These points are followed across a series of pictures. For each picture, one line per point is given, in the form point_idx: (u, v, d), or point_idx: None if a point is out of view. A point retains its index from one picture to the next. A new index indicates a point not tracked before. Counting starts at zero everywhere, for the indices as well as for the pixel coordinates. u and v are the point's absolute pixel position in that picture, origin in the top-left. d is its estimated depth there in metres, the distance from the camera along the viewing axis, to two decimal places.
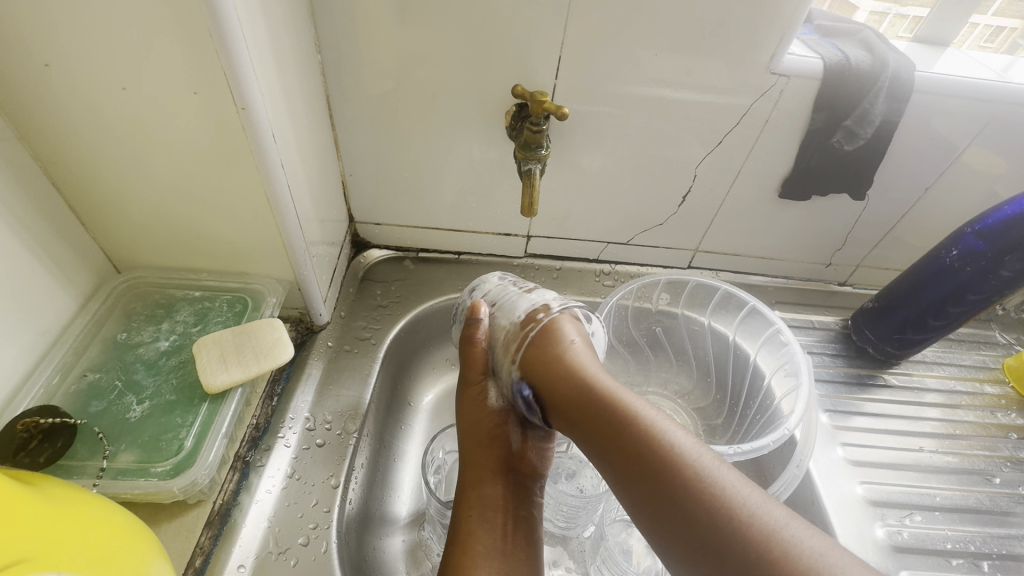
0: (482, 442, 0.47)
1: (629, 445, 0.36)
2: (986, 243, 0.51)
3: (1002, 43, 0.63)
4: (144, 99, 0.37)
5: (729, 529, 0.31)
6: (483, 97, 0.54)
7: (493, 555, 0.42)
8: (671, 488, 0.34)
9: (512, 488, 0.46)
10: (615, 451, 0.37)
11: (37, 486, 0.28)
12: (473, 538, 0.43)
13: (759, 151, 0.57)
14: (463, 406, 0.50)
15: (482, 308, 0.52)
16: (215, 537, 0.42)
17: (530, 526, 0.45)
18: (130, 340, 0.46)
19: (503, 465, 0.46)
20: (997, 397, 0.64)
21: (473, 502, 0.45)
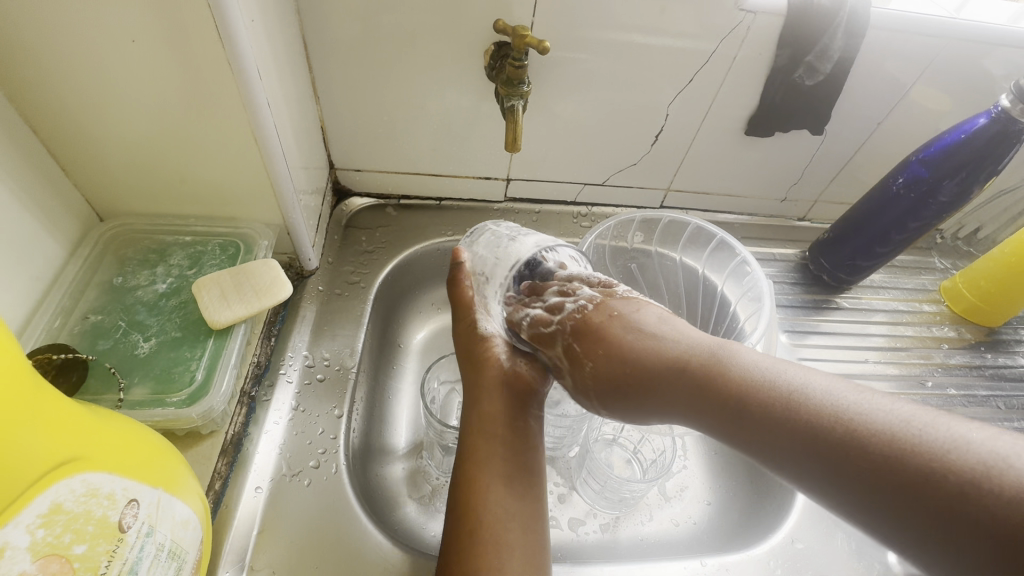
0: (478, 364, 0.51)
1: (716, 379, 0.38)
2: (928, 169, 0.56)
3: None
4: (121, 32, 0.37)
5: (823, 424, 0.33)
6: (461, 37, 0.54)
7: (495, 461, 0.45)
8: (784, 416, 0.34)
9: (512, 405, 0.48)
10: (718, 393, 0.38)
11: (87, 405, 0.30)
12: (478, 446, 0.46)
13: (726, 90, 0.60)
14: (460, 338, 0.55)
15: (462, 253, 0.56)
16: (230, 464, 0.45)
17: (528, 433, 0.47)
18: (127, 284, 0.47)
19: (501, 383, 0.49)
20: (933, 314, 0.71)
21: (475, 419, 0.48)
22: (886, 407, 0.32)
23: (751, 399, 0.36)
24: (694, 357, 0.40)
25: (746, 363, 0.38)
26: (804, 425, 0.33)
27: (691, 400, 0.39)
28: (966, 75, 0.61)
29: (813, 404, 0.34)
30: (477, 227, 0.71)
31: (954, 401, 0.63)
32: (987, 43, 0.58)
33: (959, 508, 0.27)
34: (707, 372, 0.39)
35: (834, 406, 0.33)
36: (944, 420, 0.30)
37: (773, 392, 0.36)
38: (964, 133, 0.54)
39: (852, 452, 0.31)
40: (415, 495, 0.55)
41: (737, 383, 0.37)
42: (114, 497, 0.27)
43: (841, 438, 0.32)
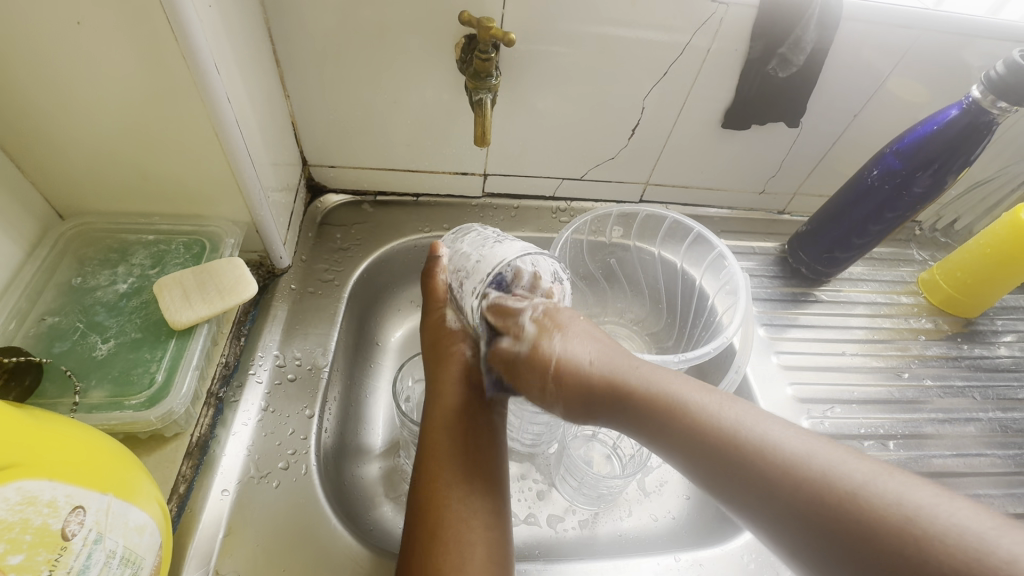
0: (443, 358, 0.51)
1: (672, 414, 0.37)
2: (901, 161, 0.56)
3: None
4: (69, 25, 0.35)
5: (780, 475, 0.32)
6: (430, 30, 0.53)
7: (455, 458, 0.44)
8: (739, 459, 0.33)
9: (473, 401, 0.48)
10: (669, 427, 0.37)
11: (27, 410, 0.30)
12: (436, 443, 0.45)
13: (701, 82, 0.60)
14: (428, 327, 0.55)
15: (441, 246, 0.56)
16: (196, 467, 0.44)
17: (490, 432, 0.47)
18: (87, 285, 0.46)
19: (464, 378, 0.49)
20: (911, 306, 0.71)
21: (436, 416, 0.47)
22: (828, 457, 0.32)
23: (700, 432, 0.35)
24: (641, 387, 0.39)
25: (678, 393, 0.37)
26: (756, 471, 0.32)
27: (642, 433, 0.38)
28: (940, 66, 0.60)
29: (760, 447, 0.33)
30: (454, 223, 0.70)
31: (930, 392, 0.63)
32: (962, 34, 0.57)
33: (893, 568, 0.27)
34: (653, 401, 0.38)
35: (794, 457, 0.32)
36: (878, 472, 0.30)
37: (723, 433, 0.34)
38: (938, 124, 0.54)
39: (794, 499, 0.31)
40: (391, 495, 0.54)
41: (689, 419, 0.36)
42: (56, 504, 0.26)
43: (786, 486, 0.31)
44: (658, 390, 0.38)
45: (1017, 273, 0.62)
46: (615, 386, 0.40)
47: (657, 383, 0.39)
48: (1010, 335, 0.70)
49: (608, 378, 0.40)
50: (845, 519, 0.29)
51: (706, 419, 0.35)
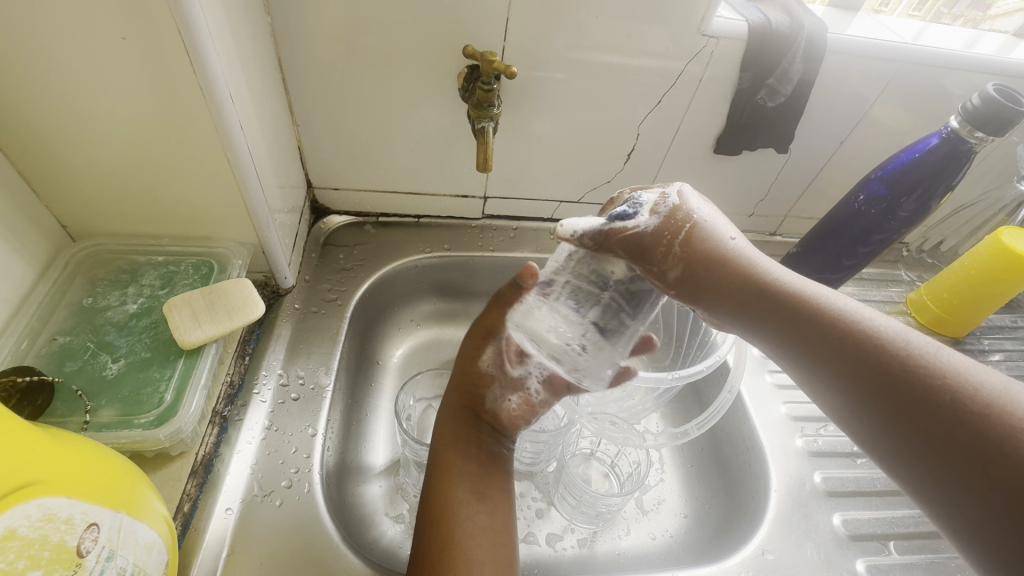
0: (462, 391, 0.51)
1: (780, 306, 0.40)
2: (886, 187, 0.59)
3: (928, 12, 0.70)
4: (95, 58, 0.38)
5: (878, 353, 0.34)
6: (434, 60, 0.56)
7: (467, 484, 0.45)
8: (839, 338, 0.36)
9: (482, 439, 0.49)
10: (772, 312, 0.40)
11: (49, 428, 0.31)
12: (450, 468, 0.46)
13: (694, 110, 0.62)
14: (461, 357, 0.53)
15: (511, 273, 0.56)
16: (200, 486, 0.44)
17: (500, 463, 0.48)
18: (97, 305, 0.47)
19: (474, 413, 0.50)
20: (900, 325, 0.73)
21: (448, 439, 0.48)
22: (948, 354, 0.33)
23: (818, 325, 0.38)
24: (784, 288, 0.40)
25: (827, 302, 0.38)
26: (852, 349, 0.35)
27: (744, 315, 0.42)
28: (923, 96, 0.63)
29: (879, 338, 0.35)
30: (454, 243, 0.72)
31: None
32: (940, 67, 0.61)
33: (972, 435, 0.29)
34: (774, 296, 0.40)
35: (902, 346, 0.34)
36: (988, 369, 0.32)
37: (849, 328, 0.36)
38: (919, 151, 0.57)
39: (877, 367, 0.34)
40: (392, 515, 0.55)
41: (827, 323, 0.37)
42: (72, 521, 0.27)
43: (891, 369, 0.33)
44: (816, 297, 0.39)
45: (1002, 293, 0.64)
46: (734, 276, 0.42)
47: (770, 273, 0.42)
48: (997, 354, 0.72)
49: (759, 284, 0.41)
50: (935, 393, 0.31)
51: (808, 302, 0.39)
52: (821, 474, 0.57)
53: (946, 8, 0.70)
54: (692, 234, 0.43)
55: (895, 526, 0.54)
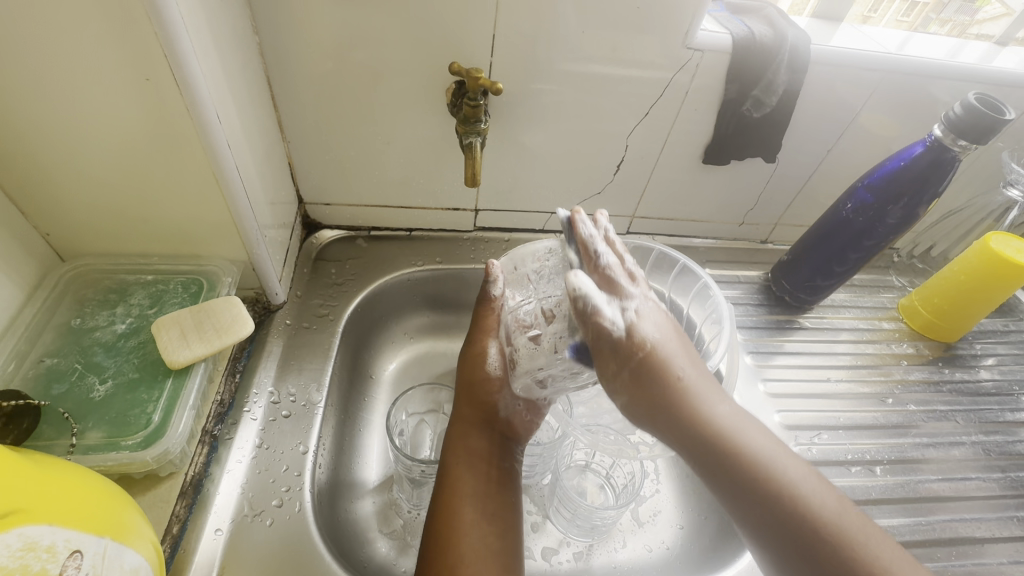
0: (473, 399, 0.52)
1: (664, 395, 0.41)
2: (873, 195, 0.59)
3: (916, 17, 0.72)
4: (80, 81, 0.38)
5: (766, 482, 0.37)
6: (422, 76, 0.56)
7: (477, 495, 0.45)
8: (727, 451, 0.39)
9: (494, 448, 0.49)
10: (659, 400, 0.41)
11: (34, 455, 0.32)
12: (459, 481, 0.46)
13: (682, 121, 0.63)
14: (466, 363, 0.56)
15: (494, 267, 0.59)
16: (189, 506, 0.44)
17: (511, 475, 0.48)
18: (85, 325, 0.47)
19: (487, 423, 0.51)
20: (893, 331, 0.73)
21: (460, 452, 0.48)
22: (825, 496, 0.37)
23: (701, 428, 0.40)
24: (660, 358, 0.42)
25: (713, 398, 0.41)
26: (747, 471, 0.38)
27: (635, 398, 0.42)
28: (908, 103, 0.64)
29: (777, 478, 0.38)
30: (446, 256, 0.72)
31: (914, 417, 0.64)
32: (923, 76, 0.61)
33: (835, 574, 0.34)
34: (662, 381, 0.41)
35: (790, 482, 0.37)
36: (857, 513, 0.37)
37: (730, 441, 0.39)
38: (905, 159, 0.57)
39: (768, 501, 0.37)
40: (385, 531, 0.54)
41: (710, 416, 0.40)
42: (54, 549, 0.27)
43: (768, 489, 0.37)
44: (689, 381, 0.42)
45: (992, 298, 0.65)
46: (637, 351, 0.42)
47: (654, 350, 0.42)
48: (990, 358, 0.72)
49: (669, 376, 0.42)
50: (804, 523, 0.36)
51: (692, 400, 0.41)
52: None
53: (934, 14, 0.72)
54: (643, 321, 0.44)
55: (890, 535, 0.54)
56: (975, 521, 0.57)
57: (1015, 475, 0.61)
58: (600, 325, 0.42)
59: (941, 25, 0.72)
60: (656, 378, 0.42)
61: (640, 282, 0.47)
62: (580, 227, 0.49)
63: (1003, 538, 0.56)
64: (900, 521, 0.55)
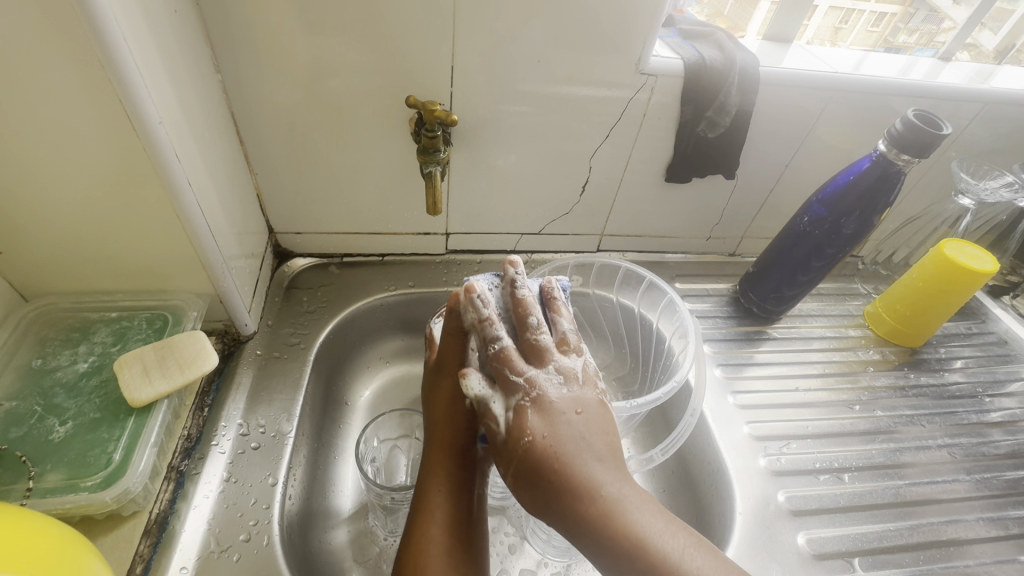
0: (449, 418, 0.48)
1: (541, 469, 0.38)
2: (827, 208, 0.61)
3: (886, 27, 0.75)
4: (35, 127, 0.39)
5: (629, 541, 0.36)
6: (384, 107, 0.58)
7: (450, 521, 0.43)
8: (585, 516, 0.37)
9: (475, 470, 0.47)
10: (536, 486, 0.39)
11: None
12: (436, 507, 0.44)
13: (641, 141, 0.65)
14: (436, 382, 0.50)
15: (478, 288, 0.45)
16: (153, 545, 0.44)
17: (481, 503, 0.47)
18: (47, 366, 0.47)
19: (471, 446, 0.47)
20: (859, 338, 0.75)
21: (439, 478, 0.45)
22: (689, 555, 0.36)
23: (572, 504, 0.37)
24: (543, 451, 0.39)
25: (600, 484, 0.38)
26: (609, 533, 0.36)
27: (519, 487, 0.40)
28: (860, 118, 0.67)
29: (639, 536, 0.36)
30: (419, 280, 0.73)
31: (883, 423, 0.66)
32: (873, 92, 0.64)
33: None
34: (544, 461, 0.38)
35: (647, 536, 0.36)
36: None
37: (604, 518, 0.37)
38: (854, 173, 0.59)
39: (620, 552, 0.36)
40: (360, 560, 0.54)
41: (589, 508, 0.37)
42: None
43: (647, 558, 0.35)
44: (574, 471, 0.38)
45: (950, 303, 0.67)
46: (522, 444, 0.39)
47: (541, 440, 0.39)
48: (956, 361, 0.73)
49: (552, 460, 0.38)
50: None
51: (563, 470, 0.38)
52: (785, 493, 0.58)
53: (902, 23, 0.75)
54: (537, 402, 0.40)
55: (861, 542, 0.55)
56: (943, 523, 0.58)
57: (980, 477, 0.62)
58: (512, 381, 0.41)
59: (909, 35, 0.76)
60: (535, 458, 0.39)
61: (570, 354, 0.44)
62: (477, 304, 0.45)
63: (971, 540, 0.57)
64: (870, 528, 0.56)
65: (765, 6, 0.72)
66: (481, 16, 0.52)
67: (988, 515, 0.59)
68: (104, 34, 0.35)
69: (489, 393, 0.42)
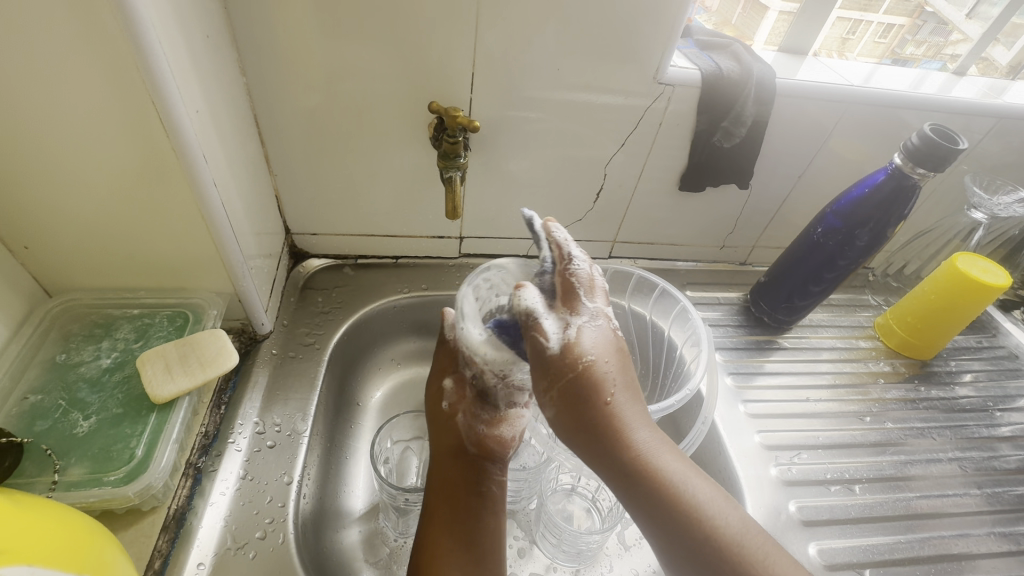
0: (444, 431, 0.52)
1: (584, 385, 0.39)
2: (841, 220, 0.61)
3: (893, 38, 0.76)
4: (70, 127, 0.40)
5: (653, 466, 0.38)
6: (404, 112, 0.59)
7: (451, 524, 0.46)
8: (617, 432, 0.39)
9: (473, 470, 0.49)
10: (574, 395, 0.39)
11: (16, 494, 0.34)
12: (436, 512, 0.47)
13: (657, 150, 0.65)
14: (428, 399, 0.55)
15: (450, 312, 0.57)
16: (172, 541, 0.44)
17: (492, 499, 0.48)
18: (70, 361, 0.48)
19: (463, 447, 0.50)
20: (869, 350, 0.75)
21: (439, 488, 0.48)
22: (708, 495, 0.37)
23: (610, 420, 0.39)
24: (592, 372, 0.39)
25: (636, 422, 0.39)
26: (636, 453, 0.38)
27: (552, 396, 0.40)
28: (874, 130, 0.67)
29: (663, 470, 0.38)
30: (432, 283, 0.73)
31: (893, 435, 0.66)
32: (887, 105, 0.64)
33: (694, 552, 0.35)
34: (590, 382, 0.39)
35: (668, 472, 0.38)
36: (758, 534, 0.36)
37: (632, 436, 0.38)
38: (869, 185, 0.60)
39: (643, 473, 0.37)
40: (371, 561, 0.54)
41: (629, 442, 0.39)
42: None
43: (664, 484, 0.37)
44: (613, 398, 0.39)
45: (963, 317, 0.67)
46: (567, 361, 0.40)
47: (594, 363, 0.40)
48: (966, 375, 0.73)
49: (598, 379, 0.39)
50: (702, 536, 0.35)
51: (603, 391, 0.39)
52: (796, 503, 0.58)
53: (909, 35, 0.76)
54: (595, 333, 0.41)
55: (871, 554, 0.55)
56: (953, 537, 0.58)
57: (991, 491, 0.62)
58: (576, 304, 0.42)
59: (916, 47, 0.77)
60: (582, 375, 0.39)
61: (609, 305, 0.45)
62: (553, 231, 0.45)
63: (981, 555, 0.57)
64: (880, 539, 0.56)
65: (774, 15, 0.72)
66: (503, 24, 0.53)
67: (999, 530, 0.59)
68: (140, 37, 0.36)
69: (541, 307, 0.41)
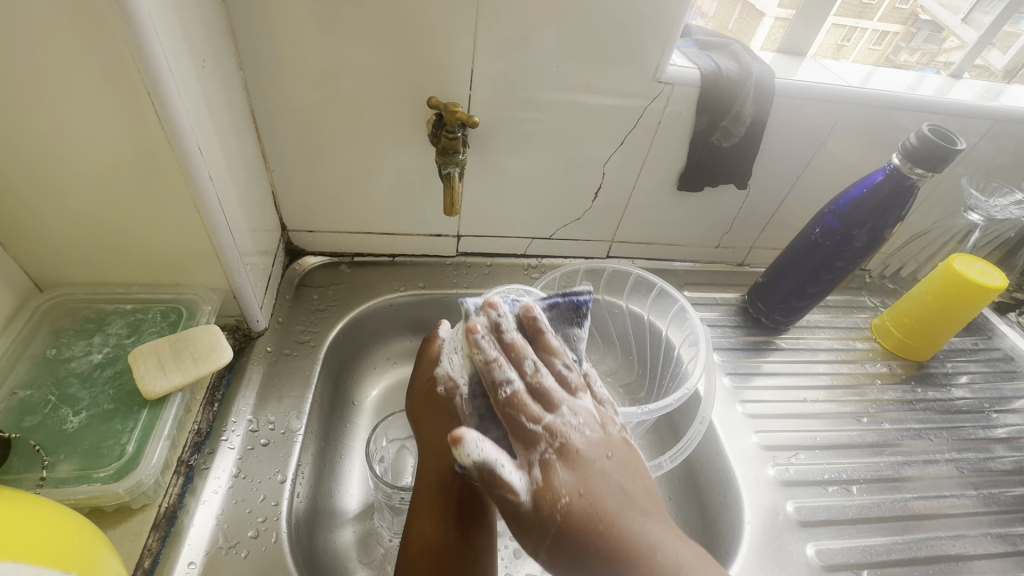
0: (435, 415, 0.52)
1: (575, 530, 0.37)
2: (839, 220, 0.61)
3: (887, 45, 0.76)
4: (63, 119, 0.39)
5: None
6: (402, 109, 0.58)
7: (442, 516, 0.45)
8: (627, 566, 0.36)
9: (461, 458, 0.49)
10: (568, 545, 0.37)
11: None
12: (424, 505, 0.46)
13: (656, 149, 0.65)
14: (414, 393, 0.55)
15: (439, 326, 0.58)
16: (162, 539, 0.44)
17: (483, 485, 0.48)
18: (61, 356, 0.47)
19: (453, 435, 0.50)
20: (866, 351, 0.75)
21: (432, 474, 0.48)
22: None
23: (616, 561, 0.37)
24: (578, 512, 0.37)
25: (649, 545, 0.37)
26: None
27: (544, 553, 0.38)
28: (871, 132, 0.67)
29: None
30: (429, 281, 0.73)
31: (889, 436, 0.66)
32: (883, 108, 0.65)
33: None
34: (585, 522, 0.37)
35: None
36: None
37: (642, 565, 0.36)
38: (866, 186, 0.60)
39: None
40: (366, 561, 0.54)
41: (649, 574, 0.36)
42: None
43: None
44: (609, 530, 0.37)
45: (960, 318, 0.67)
46: (552, 513, 0.37)
47: (579, 503, 0.38)
48: (962, 377, 0.74)
49: (588, 520, 0.37)
50: None
51: (600, 525, 0.37)
52: (793, 504, 0.58)
53: (902, 43, 0.76)
54: (566, 462, 0.39)
55: (869, 555, 0.55)
56: (950, 538, 0.58)
57: (988, 492, 0.62)
58: (530, 434, 0.40)
59: (910, 54, 0.77)
60: (573, 520, 0.37)
61: (577, 391, 0.44)
62: (476, 350, 0.42)
63: (977, 555, 0.57)
64: (878, 540, 0.56)
65: (770, 21, 0.73)
66: (503, 20, 0.52)
67: (995, 531, 0.59)
68: (136, 28, 0.35)
69: (491, 459, 0.36)
